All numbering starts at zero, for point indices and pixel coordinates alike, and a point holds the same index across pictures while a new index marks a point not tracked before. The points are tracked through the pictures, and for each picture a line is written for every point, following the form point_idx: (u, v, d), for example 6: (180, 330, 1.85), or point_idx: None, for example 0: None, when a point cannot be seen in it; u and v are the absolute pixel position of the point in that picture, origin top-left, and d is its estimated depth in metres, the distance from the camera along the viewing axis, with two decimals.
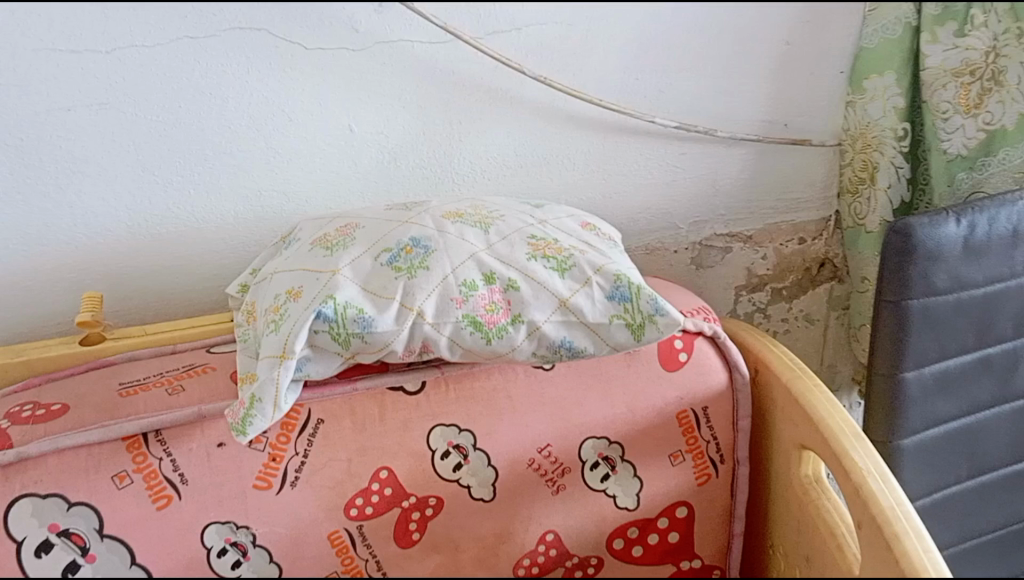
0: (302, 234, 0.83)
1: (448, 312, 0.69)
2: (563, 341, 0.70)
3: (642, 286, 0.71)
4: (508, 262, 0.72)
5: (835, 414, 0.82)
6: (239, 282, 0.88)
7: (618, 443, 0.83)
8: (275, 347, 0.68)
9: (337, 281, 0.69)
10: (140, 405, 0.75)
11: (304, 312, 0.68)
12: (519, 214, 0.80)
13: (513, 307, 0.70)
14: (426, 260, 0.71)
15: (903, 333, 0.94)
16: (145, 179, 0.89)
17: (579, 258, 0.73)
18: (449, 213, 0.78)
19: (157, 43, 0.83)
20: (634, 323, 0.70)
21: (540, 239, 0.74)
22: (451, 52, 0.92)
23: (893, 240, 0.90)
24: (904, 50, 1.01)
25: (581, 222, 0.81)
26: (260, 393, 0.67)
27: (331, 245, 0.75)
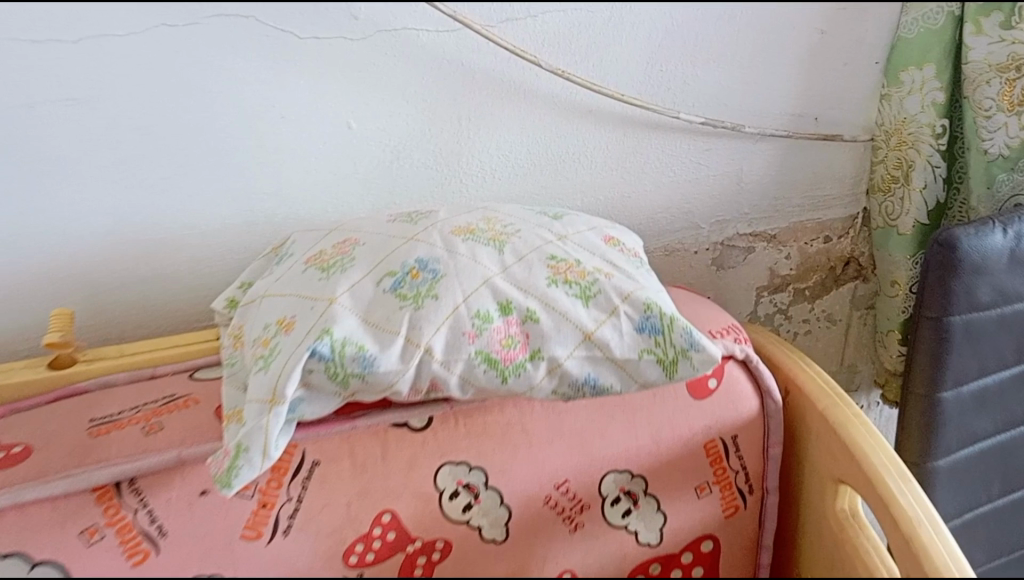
0: (298, 248, 0.76)
1: (460, 348, 0.63)
2: (587, 378, 0.64)
3: (675, 317, 0.64)
4: (525, 289, 0.65)
5: (878, 448, 0.74)
6: (226, 297, 0.81)
7: (641, 476, 0.76)
8: (265, 388, 0.62)
9: (334, 313, 0.63)
10: (112, 448, 0.69)
11: (297, 348, 0.61)
12: (535, 227, 0.73)
13: (531, 341, 0.64)
14: (434, 287, 0.64)
15: (943, 352, 0.86)
16: (120, 183, 0.81)
17: (605, 284, 0.66)
18: (459, 228, 0.71)
19: (132, 32, 0.74)
20: (667, 360, 0.64)
21: (560, 261, 0.68)
22: (461, 41, 0.84)
23: (934, 253, 0.82)
24: (944, 43, 0.93)
25: (602, 235, 0.74)
26: (246, 441, 0.61)
27: (328, 267, 0.69)
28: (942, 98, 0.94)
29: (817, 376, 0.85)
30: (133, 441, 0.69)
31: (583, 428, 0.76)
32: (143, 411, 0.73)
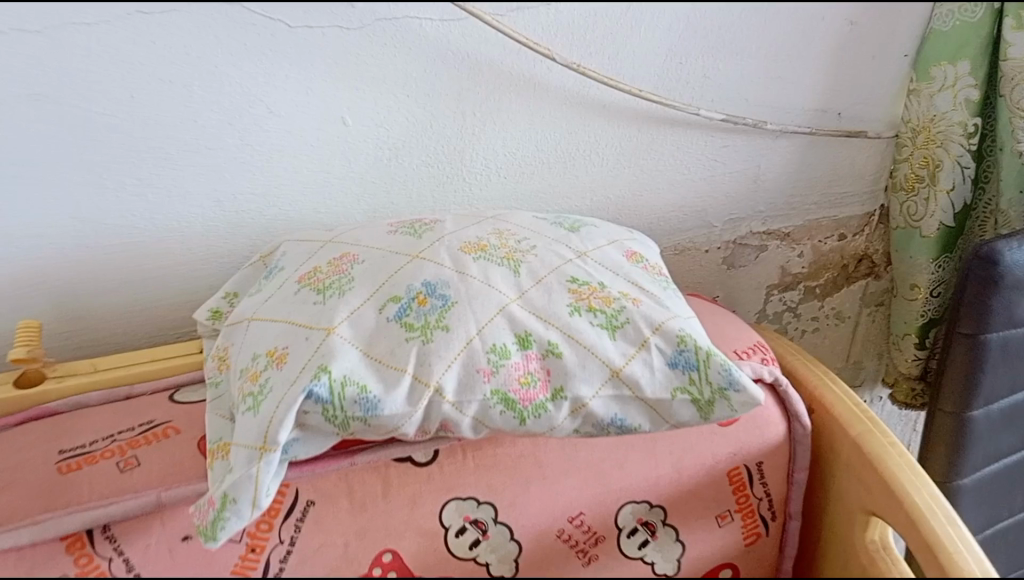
0: (291, 262, 0.71)
1: (474, 388, 0.58)
2: (614, 419, 0.61)
3: (711, 350, 0.61)
4: (545, 319, 0.61)
5: (920, 485, 0.69)
6: (210, 307, 0.75)
7: (660, 506, 0.71)
8: (255, 431, 0.57)
9: (332, 347, 0.58)
10: (85, 489, 0.63)
11: (290, 388, 0.57)
12: (551, 241, 0.69)
13: (553, 379, 0.60)
14: (444, 317, 0.60)
15: (978, 372, 0.82)
16: (92, 184, 0.74)
17: (633, 312, 0.62)
18: (468, 245, 0.67)
19: (102, 21, 0.67)
20: (702, 399, 0.60)
21: (582, 284, 0.64)
22: (468, 33, 0.76)
23: (974, 268, 0.79)
24: (981, 38, 0.87)
25: (623, 249, 0.70)
26: (232, 491, 0.56)
27: (324, 289, 0.65)
28: (977, 96, 0.89)
29: (841, 393, 0.82)
30: (106, 479, 0.64)
31: (600, 458, 0.72)
32: (118, 443, 0.67)
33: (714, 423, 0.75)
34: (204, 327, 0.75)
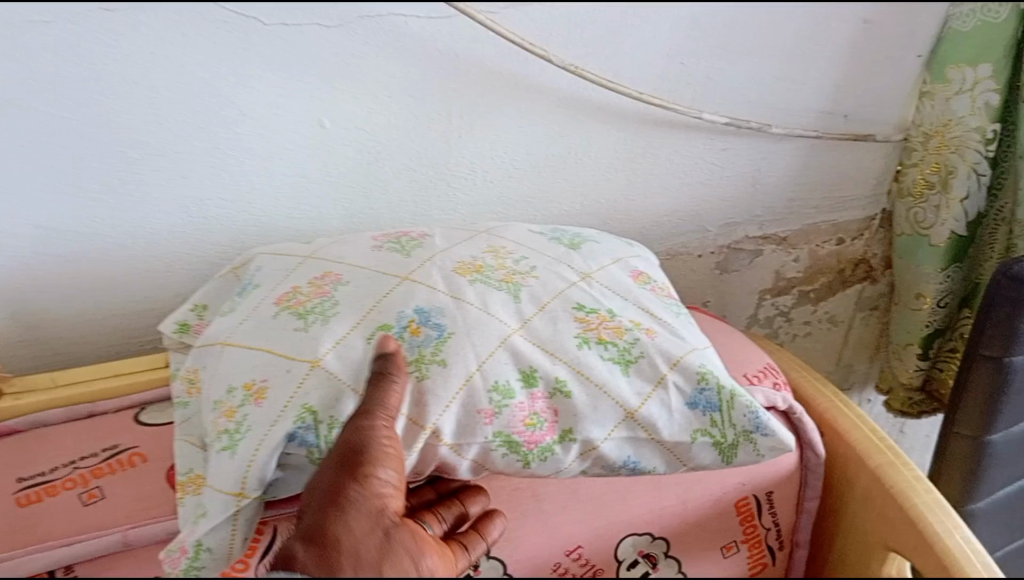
0: (267, 279, 0.65)
1: (474, 431, 0.56)
2: (627, 461, 0.59)
3: (734, 391, 0.59)
4: (552, 353, 0.58)
5: (951, 524, 0.67)
6: (176, 321, 0.69)
7: (663, 538, 0.70)
8: (229, 477, 0.54)
9: (314, 385, 0.55)
10: (45, 525, 0.58)
11: (269, 432, 0.53)
12: (549, 261, 0.65)
13: (561, 420, 0.57)
14: (441, 350, 0.56)
15: (1000, 395, 0.79)
16: (52, 190, 0.68)
17: (648, 346, 0.60)
18: (463, 265, 0.62)
19: (60, 18, 0.61)
20: (724, 442, 0.59)
21: (589, 311, 0.60)
22: (457, 29, 0.71)
23: (1001, 286, 0.75)
24: (1007, 40, 0.80)
25: (628, 270, 0.67)
26: (207, 540, 0.54)
27: (305, 314, 0.59)
28: (997, 101, 0.82)
29: (855, 417, 0.80)
30: (69, 515, 0.59)
31: (602, 492, 0.69)
32: (79, 472, 0.62)
33: None
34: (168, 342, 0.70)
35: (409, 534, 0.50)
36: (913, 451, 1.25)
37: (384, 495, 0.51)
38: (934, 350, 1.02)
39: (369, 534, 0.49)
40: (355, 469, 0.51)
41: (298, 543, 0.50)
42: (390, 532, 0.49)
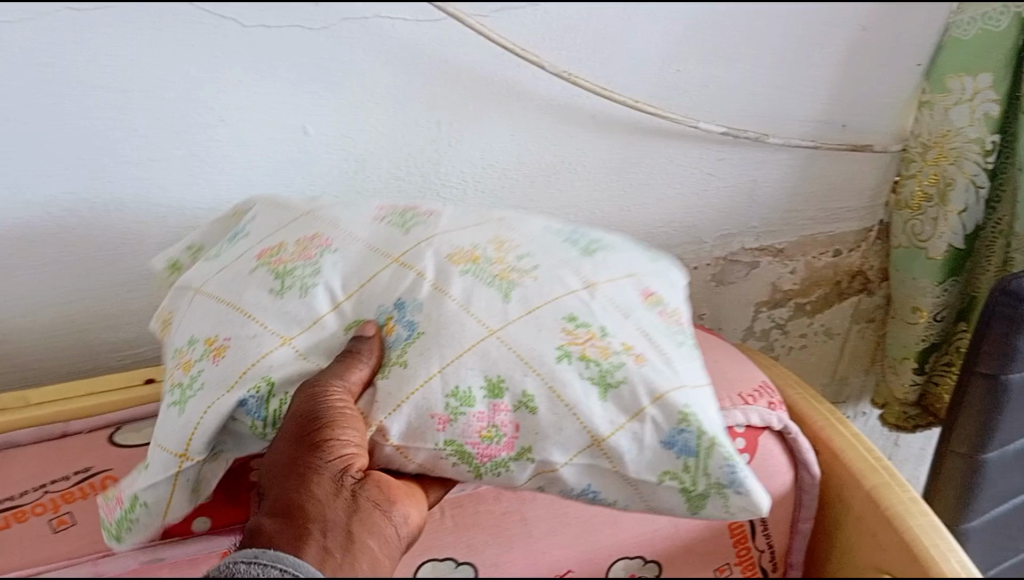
0: (257, 230, 0.61)
1: (424, 437, 0.51)
2: (586, 490, 0.54)
3: (714, 439, 0.51)
4: (527, 362, 0.51)
5: (945, 549, 0.65)
6: (168, 257, 0.67)
7: (654, 561, 0.68)
8: (175, 434, 0.52)
9: (280, 362, 0.52)
10: (13, 554, 0.56)
11: (220, 395, 0.51)
12: (557, 262, 0.56)
13: (521, 438, 0.51)
14: (405, 353, 0.52)
15: (996, 413, 0.77)
16: (21, 197, 0.66)
17: (633, 372, 0.51)
18: (458, 255, 0.55)
19: (27, 18, 0.58)
20: (692, 490, 0.52)
21: (580, 325, 0.52)
22: (447, 34, 0.68)
23: (999, 303, 0.73)
24: (1008, 49, 0.78)
25: (640, 287, 0.57)
26: (145, 495, 0.52)
27: (281, 278, 0.55)
28: (996, 112, 0.81)
29: (850, 436, 0.78)
30: (39, 543, 0.57)
31: (593, 514, 0.66)
32: (49, 497, 0.60)
33: None
34: (159, 277, 0.67)
35: (375, 491, 0.51)
36: (907, 463, 1.23)
37: (349, 457, 0.50)
38: (929, 364, 1.00)
39: (335, 500, 0.50)
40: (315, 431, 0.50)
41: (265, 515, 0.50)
42: (356, 495, 0.50)
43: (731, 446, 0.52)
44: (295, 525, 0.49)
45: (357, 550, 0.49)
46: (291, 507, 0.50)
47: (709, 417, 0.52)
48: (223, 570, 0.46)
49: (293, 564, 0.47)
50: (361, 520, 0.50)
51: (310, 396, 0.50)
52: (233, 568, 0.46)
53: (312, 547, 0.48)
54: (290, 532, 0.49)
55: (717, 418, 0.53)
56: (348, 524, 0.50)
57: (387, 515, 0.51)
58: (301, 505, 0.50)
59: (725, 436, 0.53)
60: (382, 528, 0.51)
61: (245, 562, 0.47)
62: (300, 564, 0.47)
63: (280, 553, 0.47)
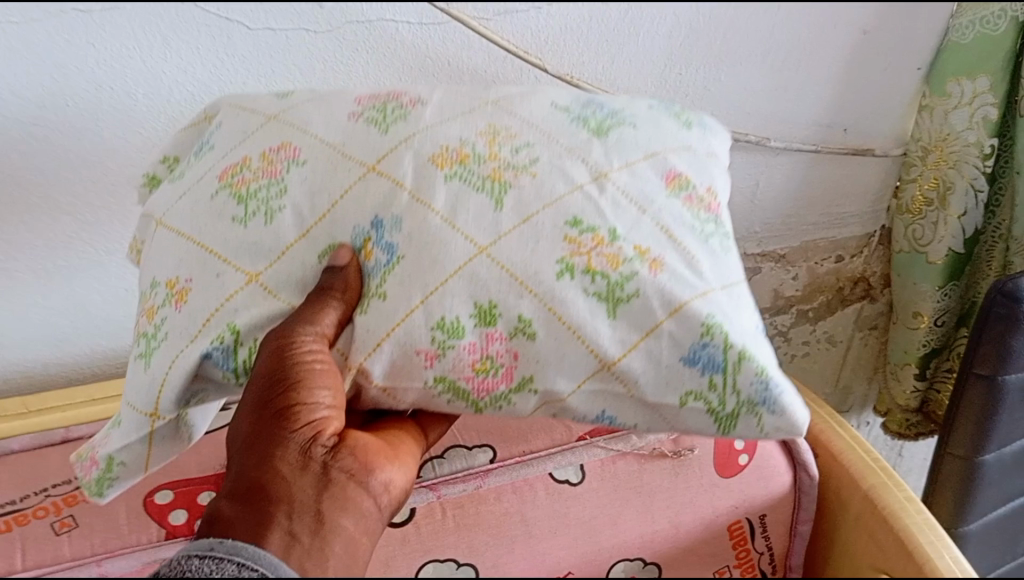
0: (222, 140, 0.52)
1: (413, 371, 0.45)
2: (600, 416, 0.47)
3: (744, 351, 0.44)
4: (521, 282, 0.44)
5: (939, 545, 0.66)
6: (148, 170, 0.58)
7: (654, 564, 0.67)
8: (144, 392, 0.47)
9: (246, 302, 0.46)
10: (16, 556, 0.56)
11: (184, 347, 0.46)
12: (559, 152, 0.47)
13: (521, 365, 0.45)
14: (386, 281, 0.45)
15: (994, 413, 0.77)
16: (22, 204, 0.65)
17: (647, 283, 0.44)
18: (443, 155, 0.47)
19: (33, 19, 0.58)
20: (721, 410, 0.45)
21: (584, 230, 0.44)
22: (448, 36, 0.69)
23: (995, 303, 0.73)
24: (1005, 52, 0.79)
25: (659, 169, 0.47)
26: (118, 454, 0.48)
27: (245, 200, 0.48)
28: (995, 115, 0.81)
29: (849, 437, 0.79)
30: (42, 545, 0.57)
31: (593, 515, 0.67)
32: (52, 500, 0.60)
33: (714, 474, 0.71)
34: (141, 189, 0.59)
35: (351, 458, 0.44)
36: (910, 471, 1.22)
37: (321, 425, 0.44)
38: (931, 370, 1.00)
39: (303, 477, 0.43)
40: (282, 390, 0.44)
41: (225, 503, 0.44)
42: (327, 467, 0.43)
43: (764, 355, 0.45)
44: (256, 508, 0.42)
45: (327, 534, 0.42)
46: (254, 488, 0.43)
47: (738, 327, 0.44)
48: (174, 570, 0.40)
49: (254, 554, 0.40)
50: (334, 496, 0.43)
51: (276, 349, 0.44)
52: (184, 568, 0.40)
53: (275, 532, 0.41)
54: (249, 518, 0.42)
55: (750, 326, 0.45)
56: (318, 503, 0.43)
57: (365, 487, 0.44)
58: (264, 484, 0.43)
59: (758, 345, 0.45)
60: (361, 503, 0.44)
61: (199, 557, 0.40)
62: (261, 555, 0.40)
63: (238, 542, 0.40)
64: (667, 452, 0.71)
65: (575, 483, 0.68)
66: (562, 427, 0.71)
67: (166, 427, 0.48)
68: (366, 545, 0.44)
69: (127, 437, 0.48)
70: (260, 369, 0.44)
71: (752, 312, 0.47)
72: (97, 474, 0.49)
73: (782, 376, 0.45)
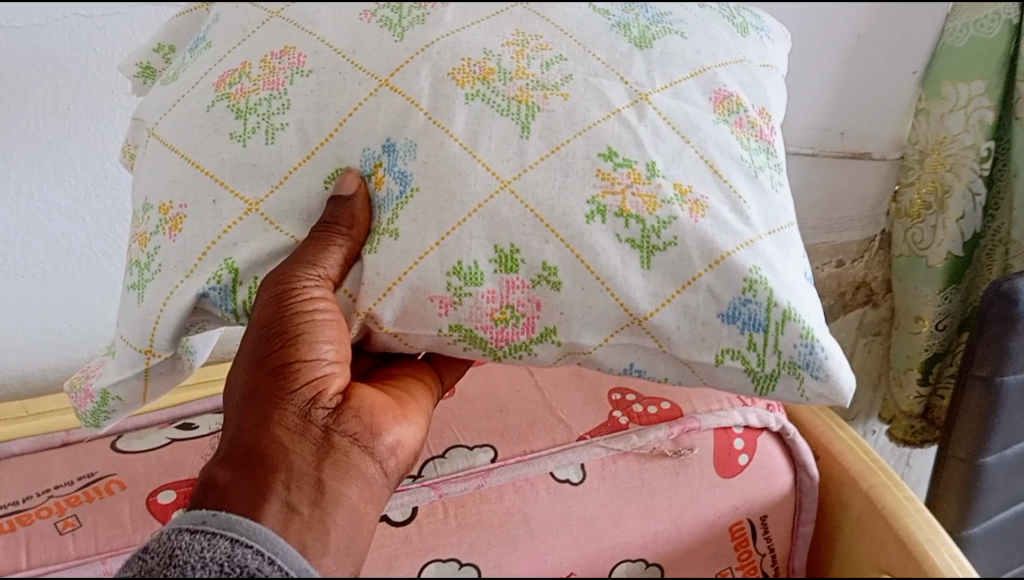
0: (220, 39, 0.49)
1: (429, 320, 0.43)
2: (628, 369, 0.45)
3: (789, 310, 0.43)
4: (547, 225, 0.42)
5: (939, 542, 0.66)
6: (138, 60, 0.53)
7: (657, 565, 0.69)
8: (138, 329, 0.45)
9: (245, 235, 0.44)
10: (21, 554, 0.57)
11: (180, 282, 0.44)
12: (596, 68, 0.46)
13: (544, 317, 0.43)
14: (398, 214, 0.43)
15: (993, 415, 0.77)
16: (19, 204, 0.64)
17: (687, 228, 0.42)
18: (464, 70, 0.45)
19: (35, 23, 0.58)
20: (760, 371, 0.43)
21: (620, 164, 0.43)
22: None
23: (991, 303, 0.74)
24: (999, 56, 0.78)
25: (711, 89, 0.47)
26: (113, 390, 0.48)
27: (243, 112, 0.45)
28: (991, 118, 0.79)
29: (849, 438, 0.79)
30: (45, 544, 0.57)
31: (596, 514, 0.67)
32: (54, 500, 0.61)
33: (715, 474, 0.71)
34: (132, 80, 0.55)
35: (355, 421, 0.44)
36: (918, 482, 1.21)
37: (322, 383, 0.44)
38: (935, 375, 0.95)
39: (303, 442, 0.42)
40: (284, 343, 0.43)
41: (220, 466, 0.42)
42: (328, 431, 0.43)
43: (809, 316, 0.44)
44: (254, 476, 0.41)
45: (329, 504, 0.42)
46: (251, 453, 0.42)
47: (781, 281, 0.43)
48: (161, 543, 0.37)
49: (248, 529, 0.38)
50: (337, 463, 0.43)
51: (277, 295, 0.43)
52: (174, 542, 0.37)
53: (272, 504, 0.40)
54: (249, 481, 0.41)
55: (794, 280, 0.44)
56: (320, 470, 0.42)
57: (368, 451, 0.44)
58: (263, 449, 0.42)
59: (802, 303, 0.44)
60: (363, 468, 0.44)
61: (188, 532, 0.37)
62: (257, 530, 0.38)
63: (232, 516, 0.38)
64: (667, 452, 0.71)
65: (577, 482, 0.68)
66: (561, 426, 0.71)
67: (162, 363, 0.47)
68: (369, 513, 0.44)
69: (122, 373, 0.47)
70: (261, 318, 0.43)
71: (798, 261, 0.46)
72: (93, 407, 0.49)
73: (828, 339, 0.44)
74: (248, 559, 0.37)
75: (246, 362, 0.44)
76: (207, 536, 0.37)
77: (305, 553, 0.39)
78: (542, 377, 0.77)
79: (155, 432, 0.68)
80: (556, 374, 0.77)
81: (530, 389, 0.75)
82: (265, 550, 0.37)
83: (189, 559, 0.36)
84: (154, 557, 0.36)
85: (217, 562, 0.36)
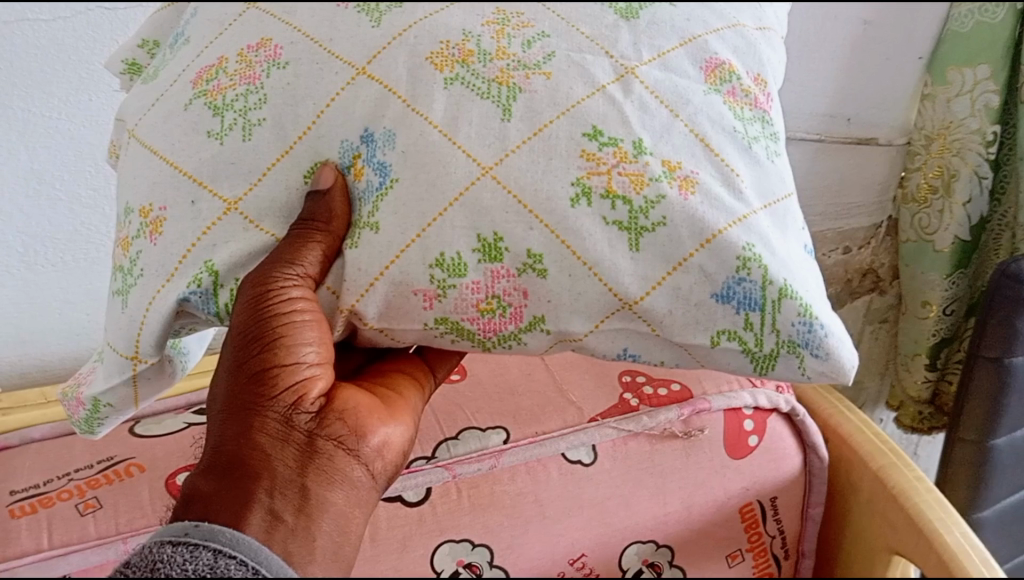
0: (200, 32, 0.48)
1: (412, 311, 0.43)
2: (623, 354, 0.45)
3: (784, 287, 0.42)
4: (531, 211, 0.41)
5: (950, 522, 0.67)
6: (124, 56, 0.53)
7: (666, 546, 0.72)
8: (123, 336, 0.45)
9: (225, 236, 0.44)
10: (42, 533, 0.58)
11: (162, 287, 0.44)
12: (578, 43, 0.45)
13: (532, 303, 0.43)
14: (378, 208, 0.43)
15: (1002, 396, 0.78)
16: (41, 195, 0.65)
17: (674, 210, 0.42)
18: (442, 53, 0.44)
19: (61, 16, 0.59)
20: (757, 351, 0.43)
21: (606, 143, 0.42)
22: None
23: (999, 286, 0.74)
24: (1004, 41, 0.79)
25: (701, 61, 0.46)
26: (104, 398, 0.48)
27: (221, 109, 0.44)
28: (996, 103, 0.80)
29: (859, 421, 0.80)
30: (68, 526, 0.59)
31: (606, 497, 0.69)
32: (75, 483, 0.62)
33: (726, 458, 0.73)
34: (122, 77, 0.54)
35: (340, 424, 0.43)
36: (925, 469, 1.21)
37: (303, 387, 0.43)
38: (942, 360, 0.96)
39: (285, 449, 0.42)
40: (264, 349, 0.43)
41: (202, 478, 0.42)
42: (312, 437, 0.43)
43: (807, 293, 0.43)
44: (236, 486, 0.41)
45: (314, 510, 0.41)
46: (233, 462, 0.41)
47: (778, 257, 0.43)
48: (144, 557, 0.37)
49: (230, 539, 0.38)
50: (319, 469, 0.42)
51: (254, 299, 0.42)
52: (155, 555, 0.37)
53: (255, 514, 0.40)
54: (230, 494, 0.41)
55: (790, 254, 0.44)
56: (302, 477, 0.42)
57: (354, 454, 0.43)
58: (245, 459, 0.41)
59: (799, 280, 0.43)
60: (348, 471, 0.43)
61: (169, 545, 0.38)
62: (238, 539, 0.39)
63: (214, 526, 0.39)
64: (679, 433, 0.72)
65: (589, 463, 0.69)
66: (572, 409, 0.72)
67: (149, 368, 0.47)
68: (357, 518, 0.43)
69: (110, 380, 0.47)
70: (240, 323, 0.43)
71: (795, 233, 0.46)
72: (86, 413, 0.50)
73: (829, 318, 0.44)
74: (231, 569, 0.37)
75: (228, 368, 0.44)
76: (189, 549, 0.37)
77: (290, 560, 0.40)
78: (551, 362, 0.77)
79: (171, 418, 0.70)
80: (567, 359, 0.78)
81: (541, 373, 0.76)
82: (248, 559, 0.38)
83: (171, 571, 0.36)
84: (136, 571, 0.37)
85: (199, 573, 0.37)
